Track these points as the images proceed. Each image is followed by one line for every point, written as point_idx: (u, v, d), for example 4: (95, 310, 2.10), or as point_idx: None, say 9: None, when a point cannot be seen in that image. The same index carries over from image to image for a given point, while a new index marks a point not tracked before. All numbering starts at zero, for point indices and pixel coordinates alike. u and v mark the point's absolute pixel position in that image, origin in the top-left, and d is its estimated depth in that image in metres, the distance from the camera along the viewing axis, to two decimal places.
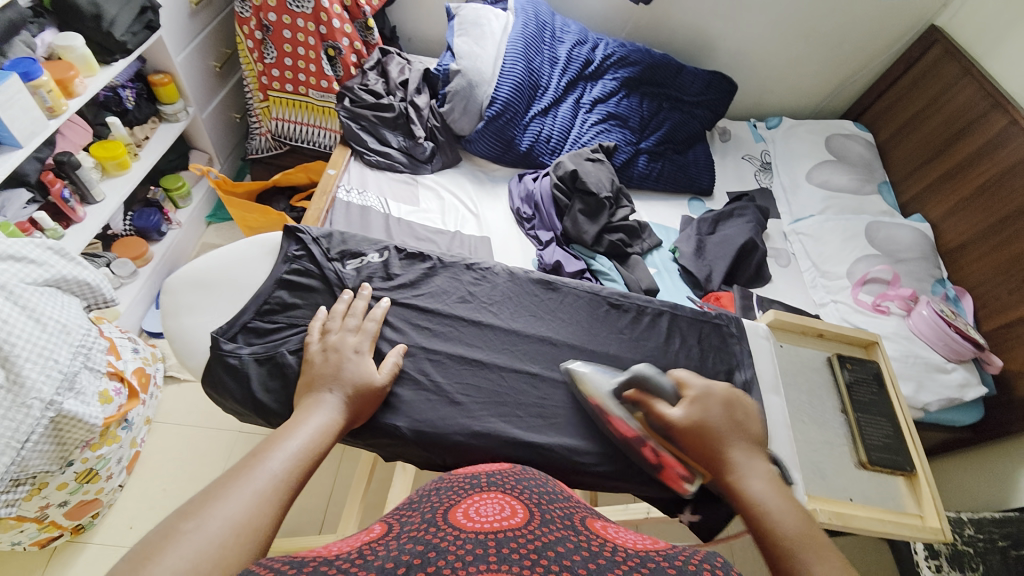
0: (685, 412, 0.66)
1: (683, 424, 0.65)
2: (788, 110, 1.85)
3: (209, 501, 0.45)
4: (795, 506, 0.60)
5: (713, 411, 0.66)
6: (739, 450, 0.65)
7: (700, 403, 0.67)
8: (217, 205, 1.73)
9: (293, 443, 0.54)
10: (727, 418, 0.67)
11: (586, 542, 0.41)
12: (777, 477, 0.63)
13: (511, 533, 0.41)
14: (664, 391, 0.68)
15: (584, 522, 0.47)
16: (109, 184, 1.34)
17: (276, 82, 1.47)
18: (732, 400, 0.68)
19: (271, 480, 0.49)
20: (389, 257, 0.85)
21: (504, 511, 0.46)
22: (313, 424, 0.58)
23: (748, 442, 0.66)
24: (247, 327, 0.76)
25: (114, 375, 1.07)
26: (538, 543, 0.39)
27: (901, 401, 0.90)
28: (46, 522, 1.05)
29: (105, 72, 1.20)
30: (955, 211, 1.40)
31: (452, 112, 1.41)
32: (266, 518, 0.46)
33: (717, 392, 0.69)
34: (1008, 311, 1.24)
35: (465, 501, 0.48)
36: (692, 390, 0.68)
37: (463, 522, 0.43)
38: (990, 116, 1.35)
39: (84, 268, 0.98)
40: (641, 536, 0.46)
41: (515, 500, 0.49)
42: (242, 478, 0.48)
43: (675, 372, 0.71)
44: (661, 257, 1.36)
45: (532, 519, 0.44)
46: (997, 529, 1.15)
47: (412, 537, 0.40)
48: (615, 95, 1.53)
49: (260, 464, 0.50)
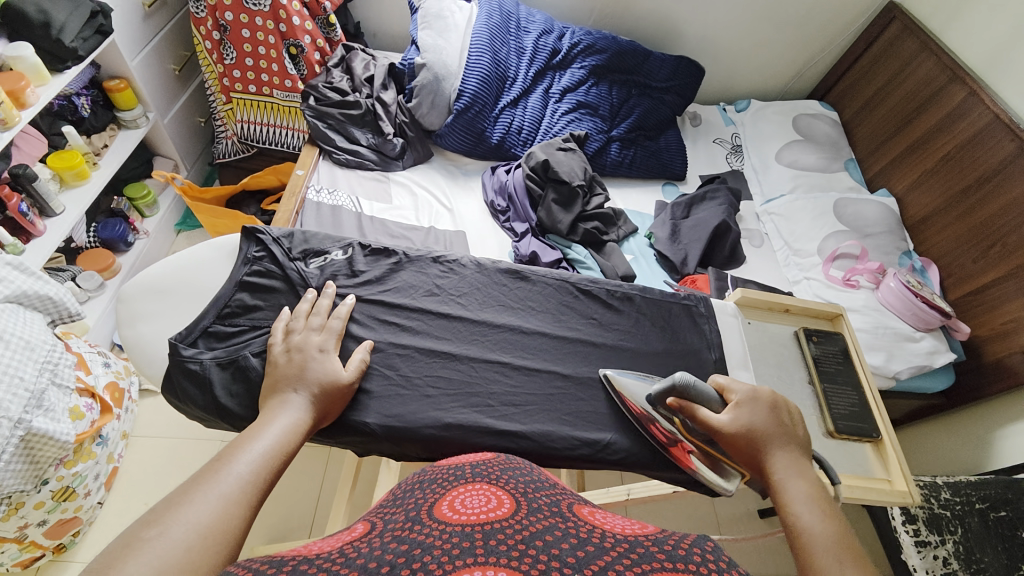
0: (731, 416, 0.67)
1: (728, 427, 0.66)
2: (755, 93, 1.87)
3: (175, 507, 0.44)
4: (832, 514, 0.57)
5: (755, 415, 0.67)
6: (778, 451, 0.64)
7: (747, 407, 0.68)
8: (187, 212, 1.69)
9: (259, 444, 0.54)
10: (775, 422, 0.67)
11: (574, 529, 0.40)
12: (819, 482, 0.61)
13: (498, 525, 0.40)
14: (706, 397, 0.69)
15: (571, 509, 0.45)
16: (69, 196, 1.29)
17: (239, 84, 1.44)
18: (779, 403, 0.69)
19: (238, 483, 0.49)
20: (353, 254, 0.84)
21: (490, 503, 0.45)
22: (280, 425, 0.57)
23: (793, 445, 0.65)
24: (207, 332, 0.74)
25: (85, 390, 1.03)
26: (525, 533, 0.38)
27: (866, 370, 0.93)
28: (26, 543, 1.02)
29: (57, 80, 1.15)
30: (918, 183, 1.43)
31: (420, 108, 1.39)
32: (234, 521, 0.46)
33: (763, 396, 0.70)
34: (973, 279, 1.27)
35: (450, 495, 0.47)
36: (736, 395, 0.70)
37: (449, 515, 0.42)
38: (949, 89, 1.38)
39: (47, 283, 0.94)
40: (629, 521, 0.44)
41: (501, 490, 0.48)
42: (207, 482, 0.47)
43: (716, 379, 0.74)
44: (637, 243, 1.38)
45: (518, 509, 0.43)
46: (975, 491, 1.13)
47: (397, 534, 0.38)
48: (584, 83, 1.53)
49: (225, 467, 0.49)
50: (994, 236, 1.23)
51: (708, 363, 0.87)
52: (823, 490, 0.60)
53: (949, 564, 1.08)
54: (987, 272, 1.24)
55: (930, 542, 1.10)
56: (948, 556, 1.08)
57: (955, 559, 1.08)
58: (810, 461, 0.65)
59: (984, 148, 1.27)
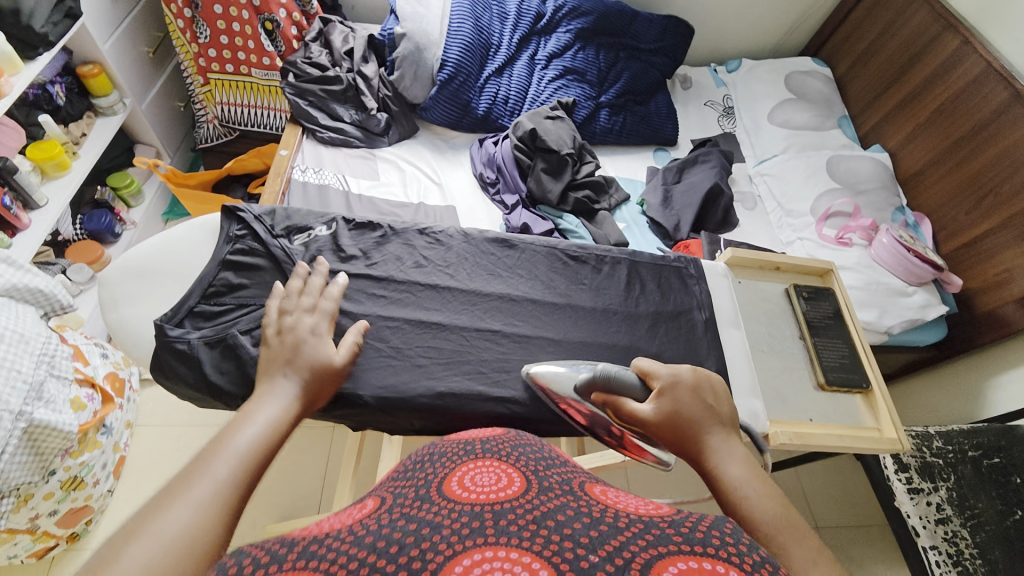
0: (655, 406, 0.60)
1: (654, 420, 0.59)
2: (746, 51, 1.83)
3: (147, 525, 0.39)
4: (774, 493, 0.49)
5: (678, 401, 0.60)
6: (708, 434, 0.56)
7: (669, 394, 0.61)
8: (173, 201, 1.67)
9: (244, 436, 0.50)
10: (702, 404, 0.59)
11: (587, 508, 0.38)
12: (756, 461, 0.54)
13: (509, 504, 0.38)
14: (629, 387, 0.64)
15: (583, 488, 0.43)
16: (52, 187, 1.27)
17: (215, 64, 1.39)
18: (701, 383, 0.62)
19: (217, 487, 0.44)
20: (338, 229, 0.84)
21: (500, 481, 0.43)
22: (265, 415, 0.54)
23: (722, 421, 0.58)
24: (194, 312, 0.74)
25: (85, 381, 1.04)
26: (537, 513, 0.36)
27: (857, 325, 0.94)
28: (40, 533, 1.04)
29: (31, 69, 1.11)
30: (913, 136, 1.41)
31: (402, 80, 1.36)
32: (213, 529, 0.41)
33: (686, 378, 0.63)
34: (966, 232, 1.27)
35: (460, 470, 0.46)
36: (659, 380, 0.63)
37: (459, 494, 0.41)
38: (942, 38, 1.34)
39: (35, 275, 0.93)
40: (645, 500, 0.41)
41: (510, 467, 0.46)
42: (182, 489, 0.43)
43: (639, 364, 0.67)
44: (629, 211, 1.37)
45: (529, 488, 0.41)
46: (967, 440, 1.15)
47: (404, 511, 0.37)
48: (570, 48, 1.49)
49: (202, 470, 0.45)
50: (987, 187, 1.23)
51: (699, 323, 0.87)
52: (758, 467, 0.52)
53: (942, 510, 1.09)
54: (980, 224, 1.24)
55: (923, 489, 1.11)
56: (941, 502, 1.09)
57: (949, 505, 1.09)
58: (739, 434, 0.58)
59: (977, 98, 1.25)
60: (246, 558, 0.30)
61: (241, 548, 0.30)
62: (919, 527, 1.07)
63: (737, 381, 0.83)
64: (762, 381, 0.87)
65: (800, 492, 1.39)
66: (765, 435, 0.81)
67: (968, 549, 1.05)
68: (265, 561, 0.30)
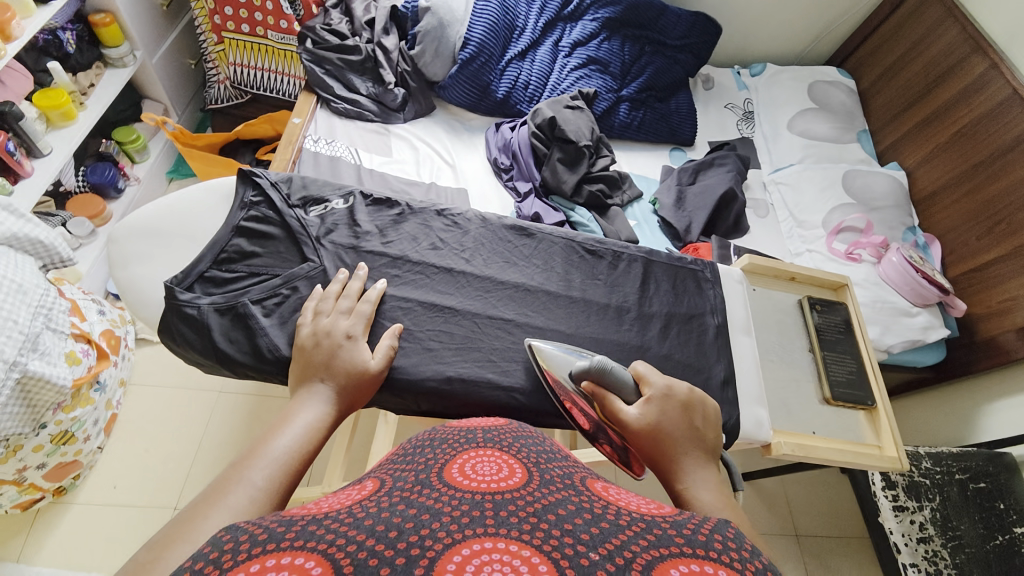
0: (641, 411, 0.60)
1: (637, 426, 0.59)
2: (772, 56, 1.80)
3: (190, 525, 0.39)
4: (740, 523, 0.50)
5: (664, 415, 0.59)
6: (686, 454, 0.57)
7: (657, 404, 0.61)
8: (179, 160, 1.63)
9: (280, 443, 0.50)
10: (688, 425, 0.59)
11: (589, 504, 0.36)
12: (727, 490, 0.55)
13: (510, 494, 0.36)
14: (622, 386, 0.62)
15: (584, 483, 0.41)
16: (56, 136, 1.24)
17: (231, 23, 1.35)
18: (693, 404, 0.62)
19: (252, 493, 0.44)
20: (354, 204, 0.82)
21: (501, 471, 0.41)
22: (301, 421, 0.54)
23: (702, 444, 0.59)
24: (205, 277, 0.73)
25: (80, 336, 1.02)
26: (538, 506, 0.34)
27: (866, 342, 0.93)
28: (26, 484, 1.04)
29: (43, 13, 1.07)
30: (931, 156, 1.40)
31: (423, 56, 1.33)
32: None
33: (679, 395, 0.62)
34: (976, 257, 1.27)
35: (461, 457, 0.44)
36: (651, 389, 0.62)
37: (460, 481, 0.39)
38: (970, 60, 1.33)
39: (37, 225, 0.91)
40: (645, 499, 0.40)
41: (512, 458, 0.44)
42: (219, 491, 0.43)
43: (637, 367, 0.65)
44: (641, 209, 1.35)
45: (530, 480, 0.39)
46: (955, 462, 1.15)
47: (404, 495, 0.35)
48: (596, 37, 1.46)
49: (239, 475, 0.45)
50: (999, 216, 1.22)
51: (711, 328, 0.86)
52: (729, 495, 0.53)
53: (925, 530, 1.09)
54: (989, 250, 1.24)
55: (908, 507, 1.11)
56: (925, 521, 1.10)
57: (932, 525, 1.10)
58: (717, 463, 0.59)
59: (1000, 123, 1.24)
60: (242, 536, 0.29)
61: (237, 524, 0.30)
62: (901, 544, 1.08)
63: (743, 389, 0.83)
64: (768, 391, 0.87)
65: (784, 501, 1.40)
66: (767, 443, 0.82)
67: (948, 568, 1.07)
68: (262, 540, 0.28)
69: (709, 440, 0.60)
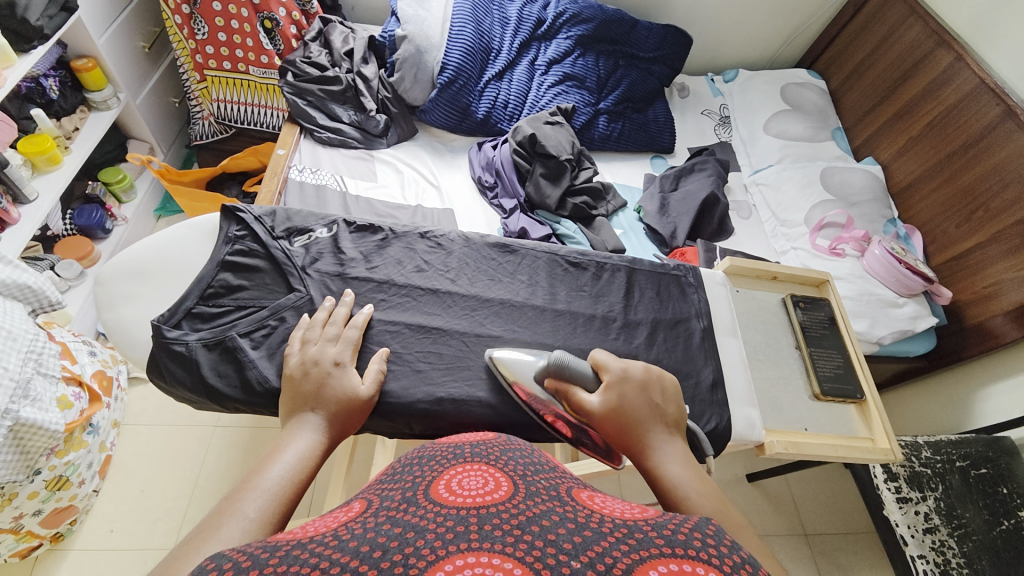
0: (602, 398, 0.62)
1: (601, 411, 0.60)
2: (742, 62, 1.85)
3: (183, 559, 0.38)
4: (708, 485, 0.54)
5: (623, 395, 0.61)
6: (651, 432, 0.58)
7: (617, 388, 0.62)
8: (166, 196, 1.65)
9: (273, 473, 0.50)
10: (647, 403, 0.61)
11: (573, 513, 0.36)
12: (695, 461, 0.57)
13: (495, 508, 0.36)
14: (582, 377, 0.65)
15: (570, 493, 0.42)
16: (42, 182, 1.24)
17: (212, 61, 1.38)
18: (651, 381, 0.64)
19: (245, 525, 0.44)
20: (338, 232, 0.84)
21: (487, 485, 0.41)
22: (294, 450, 0.54)
23: (665, 417, 0.61)
24: (192, 313, 0.73)
25: (72, 379, 1.02)
26: (522, 518, 0.35)
27: (852, 335, 0.95)
28: (23, 533, 1.02)
29: (24, 62, 1.09)
30: (904, 150, 1.44)
31: (402, 82, 1.36)
32: None
33: (636, 375, 0.64)
34: (955, 245, 1.29)
35: (448, 473, 0.44)
36: (610, 374, 0.64)
37: (446, 497, 0.39)
38: (935, 54, 1.37)
39: (25, 271, 0.91)
40: (630, 505, 0.40)
41: (499, 472, 0.44)
42: (211, 528, 0.43)
43: (595, 355, 0.67)
44: (626, 218, 1.37)
45: (516, 492, 0.39)
46: (955, 450, 1.16)
47: (390, 515, 0.35)
48: (570, 54, 1.50)
49: (233, 509, 0.45)
50: (977, 202, 1.25)
51: (697, 332, 0.88)
52: (696, 464, 0.56)
53: (930, 520, 1.09)
54: (970, 238, 1.26)
55: (911, 498, 1.10)
56: (929, 511, 1.09)
57: (937, 515, 1.09)
58: (682, 436, 0.61)
59: (969, 113, 1.27)
60: (227, 564, 0.29)
61: (221, 551, 0.30)
62: (908, 536, 1.07)
63: (733, 390, 0.84)
64: (758, 390, 0.88)
65: (790, 500, 1.40)
66: (761, 443, 0.82)
67: (955, 558, 1.06)
68: (245, 567, 0.28)
69: (671, 412, 0.63)
